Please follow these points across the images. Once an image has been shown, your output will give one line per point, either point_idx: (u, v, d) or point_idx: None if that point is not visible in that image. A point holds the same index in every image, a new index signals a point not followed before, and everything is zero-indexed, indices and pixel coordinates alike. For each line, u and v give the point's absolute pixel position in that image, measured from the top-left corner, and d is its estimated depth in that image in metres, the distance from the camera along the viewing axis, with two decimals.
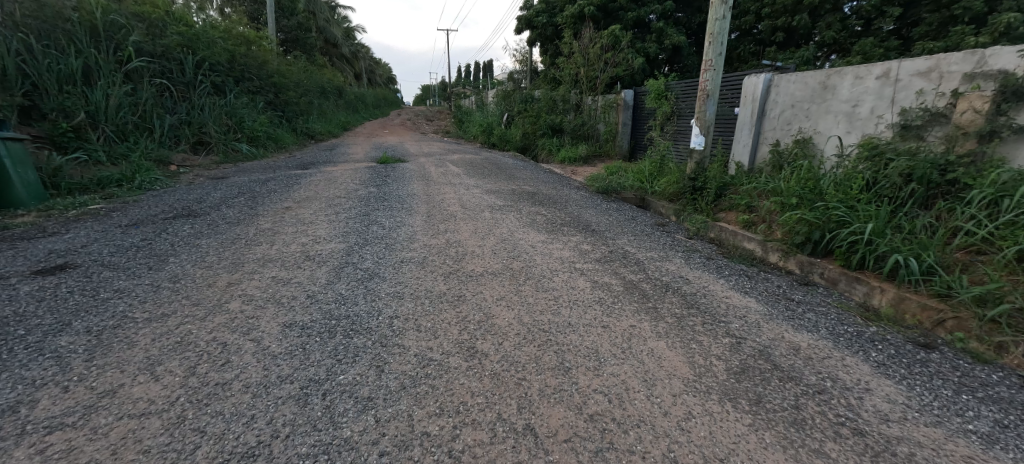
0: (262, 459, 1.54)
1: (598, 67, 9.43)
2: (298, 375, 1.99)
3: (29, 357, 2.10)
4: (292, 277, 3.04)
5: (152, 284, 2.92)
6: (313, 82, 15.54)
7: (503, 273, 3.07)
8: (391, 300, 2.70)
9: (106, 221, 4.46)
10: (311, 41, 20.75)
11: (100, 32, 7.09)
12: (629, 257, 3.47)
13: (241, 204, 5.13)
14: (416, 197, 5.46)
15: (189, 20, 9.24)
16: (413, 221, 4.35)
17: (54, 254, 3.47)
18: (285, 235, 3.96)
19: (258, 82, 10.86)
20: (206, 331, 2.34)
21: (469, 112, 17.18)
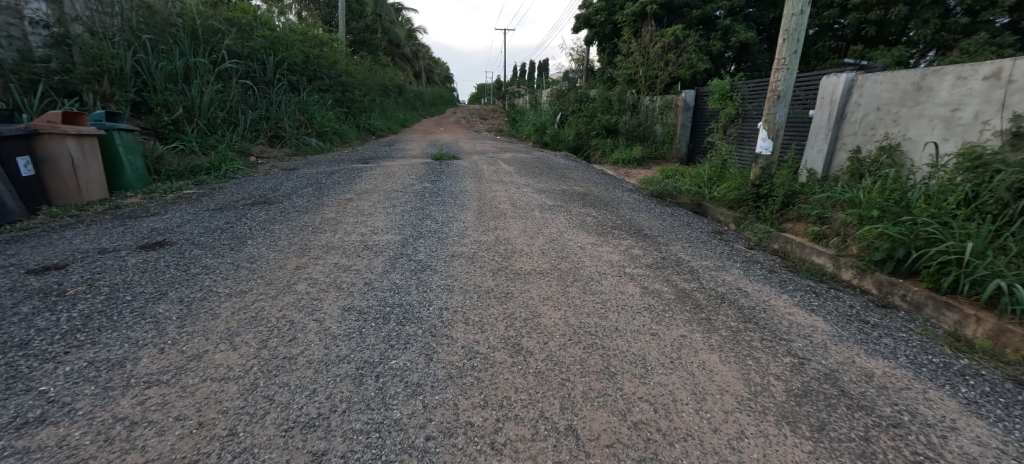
0: (321, 430, 1.66)
1: (658, 66, 9.13)
2: (354, 356, 2.11)
3: (134, 320, 2.39)
4: (351, 264, 3.23)
5: (233, 263, 3.21)
6: (377, 81, 16.30)
7: (550, 273, 3.07)
8: (441, 292, 2.79)
9: (196, 204, 4.95)
10: (377, 42, 21.77)
11: (199, 36, 7.88)
12: (682, 264, 3.36)
13: (309, 193, 5.49)
14: (468, 193, 5.58)
15: (273, 23, 10.03)
16: (465, 218, 4.46)
17: (154, 232, 3.92)
18: (347, 224, 4.20)
19: (328, 81, 11.56)
20: (276, 309, 2.55)
21: (523, 111, 17.27)
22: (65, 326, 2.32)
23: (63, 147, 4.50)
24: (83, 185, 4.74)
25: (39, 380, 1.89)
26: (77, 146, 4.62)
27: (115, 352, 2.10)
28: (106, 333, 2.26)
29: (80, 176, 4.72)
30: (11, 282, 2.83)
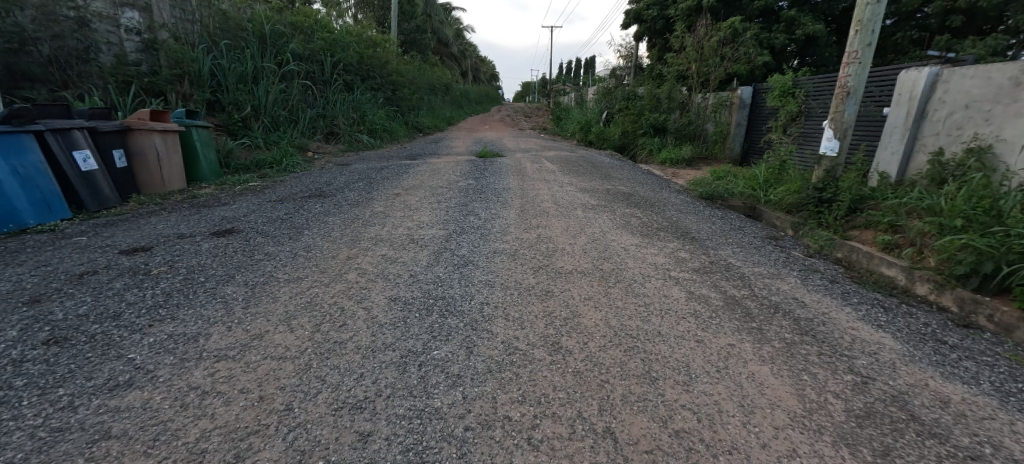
0: (367, 412, 1.73)
1: (712, 63, 8.72)
2: (399, 345, 2.18)
3: (207, 299, 2.60)
4: (398, 256, 3.34)
5: (291, 250, 3.41)
6: (425, 80, 16.71)
7: (592, 273, 3.04)
8: (483, 287, 2.82)
9: (259, 195, 5.28)
10: (426, 42, 22.25)
11: (267, 38, 8.41)
12: (733, 270, 3.22)
13: (361, 187, 5.72)
14: (511, 191, 5.61)
15: (331, 25, 10.52)
16: (507, 215, 4.49)
17: (223, 219, 4.23)
18: (394, 218, 4.33)
19: (381, 80, 11.99)
20: (328, 296, 2.68)
21: (567, 109, 17.12)
22: (150, 301, 2.57)
23: (150, 142, 4.94)
24: (166, 176, 5.20)
25: (129, 348, 2.11)
26: (162, 140, 5.08)
27: (191, 327, 2.29)
28: (184, 309, 2.48)
29: (163, 167, 5.18)
30: (105, 261, 3.15)
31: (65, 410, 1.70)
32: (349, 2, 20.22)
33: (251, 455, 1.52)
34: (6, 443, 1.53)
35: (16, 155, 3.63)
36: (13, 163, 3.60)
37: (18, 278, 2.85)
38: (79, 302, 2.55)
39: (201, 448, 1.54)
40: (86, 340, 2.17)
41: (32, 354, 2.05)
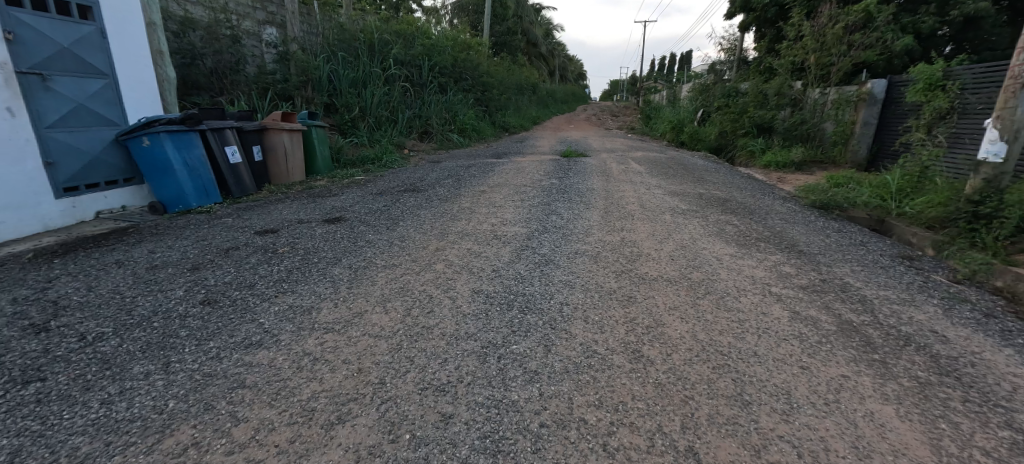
0: (449, 396, 1.83)
1: (837, 52, 7.59)
2: (481, 336, 2.27)
3: (319, 277, 2.93)
4: (482, 251, 3.46)
5: (388, 240, 3.70)
6: (513, 80, 17.03)
7: (679, 281, 2.90)
8: (562, 287, 2.82)
9: (362, 189, 5.78)
10: (516, 43, 22.64)
11: (375, 45, 9.18)
12: (848, 291, 2.86)
13: (451, 184, 6.00)
14: (595, 192, 5.52)
15: (431, 31, 11.17)
16: (590, 216, 4.43)
17: (333, 209, 4.69)
18: (479, 214, 4.49)
19: (473, 80, 12.46)
20: (419, 283, 2.86)
21: (659, 107, 16.37)
22: (276, 275, 2.96)
23: (280, 140, 5.64)
24: (290, 170, 5.90)
25: (259, 312, 2.48)
26: (289, 138, 5.76)
27: (307, 300, 2.61)
28: (302, 285, 2.82)
29: (289, 162, 5.88)
30: (243, 239, 3.68)
31: (213, 359, 2.06)
32: (446, 9, 21.30)
33: (350, 420, 1.69)
34: (174, 380, 1.91)
35: (187, 150, 4.43)
36: (184, 156, 4.41)
37: (183, 249, 3.45)
38: (225, 271, 3.03)
39: (311, 407, 1.76)
40: (229, 303, 2.59)
41: (193, 311, 2.50)
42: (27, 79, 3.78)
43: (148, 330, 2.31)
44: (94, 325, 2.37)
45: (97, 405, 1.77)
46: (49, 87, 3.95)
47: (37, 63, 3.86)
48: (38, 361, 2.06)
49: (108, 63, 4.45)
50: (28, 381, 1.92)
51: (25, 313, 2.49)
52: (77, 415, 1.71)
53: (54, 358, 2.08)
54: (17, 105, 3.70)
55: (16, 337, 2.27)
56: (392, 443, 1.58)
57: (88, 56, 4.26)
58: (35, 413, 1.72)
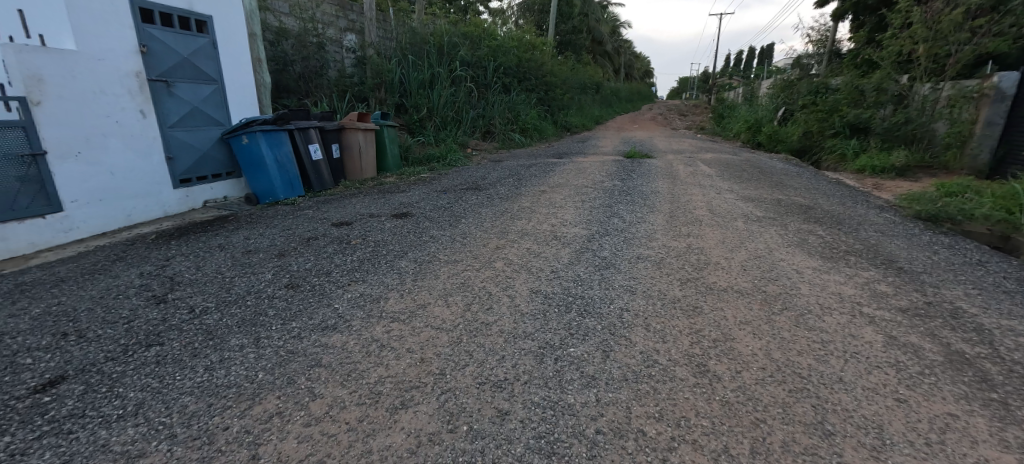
0: (506, 393, 1.85)
1: (955, 40, 6.62)
2: (538, 336, 2.27)
3: (387, 269, 3.08)
4: (542, 251, 3.46)
5: (451, 236, 3.80)
6: (577, 79, 16.84)
7: (751, 294, 2.71)
8: (623, 292, 2.75)
9: (428, 186, 6.00)
10: (581, 42, 22.37)
11: (444, 47, 9.49)
12: (956, 316, 2.52)
13: (513, 183, 6.05)
14: (660, 195, 5.31)
15: (497, 32, 11.34)
16: (654, 220, 4.27)
17: (401, 205, 4.90)
18: (540, 214, 4.49)
19: (537, 80, 12.48)
20: (478, 280, 2.92)
21: (734, 106, 15.42)
22: (350, 265, 3.16)
23: (356, 139, 6.01)
24: (364, 167, 6.26)
25: (334, 298, 2.66)
26: (363, 137, 6.11)
27: (376, 290, 2.76)
28: (371, 275, 2.99)
29: (363, 160, 6.24)
30: (321, 230, 3.96)
31: (295, 337, 2.24)
32: (513, 11, 21.52)
33: (412, 406, 1.77)
34: (263, 354, 2.11)
35: (277, 147, 4.88)
36: (274, 152, 4.86)
37: (271, 237, 3.79)
38: (306, 259, 3.28)
39: (378, 390, 1.86)
40: (309, 288, 2.80)
41: (279, 292, 2.74)
42: (155, 85, 4.33)
43: (242, 307, 2.57)
44: (200, 300, 2.68)
45: (202, 370, 2.01)
46: (172, 92, 4.49)
47: (163, 71, 4.41)
48: (158, 328, 2.37)
49: (218, 70, 4.96)
50: (151, 345, 2.22)
51: (147, 286, 2.88)
52: (187, 378, 1.95)
53: (169, 327, 2.38)
54: (148, 108, 4.26)
55: (141, 305, 2.63)
56: (450, 433, 1.63)
57: (202, 64, 4.79)
58: (154, 373, 2.00)
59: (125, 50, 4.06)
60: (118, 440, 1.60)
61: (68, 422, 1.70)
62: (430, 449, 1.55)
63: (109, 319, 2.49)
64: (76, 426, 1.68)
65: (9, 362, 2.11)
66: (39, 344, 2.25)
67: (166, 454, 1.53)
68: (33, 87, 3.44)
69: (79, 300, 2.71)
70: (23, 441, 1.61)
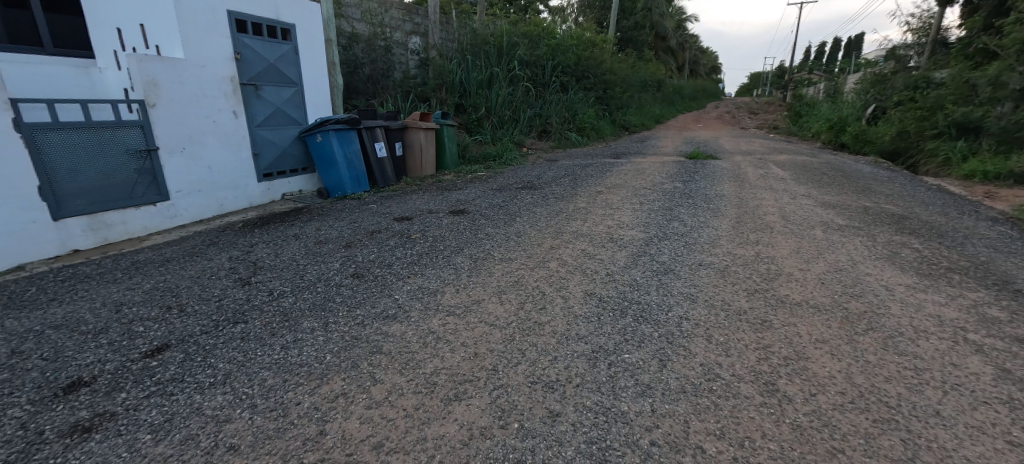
0: (557, 394, 1.83)
1: None
2: (591, 339, 2.23)
3: (444, 264, 3.17)
4: (597, 253, 3.39)
5: (505, 234, 3.83)
6: (638, 78, 16.34)
7: (827, 309, 2.49)
8: (682, 300, 2.63)
9: (484, 184, 6.08)
10: (643, 38, 21.67)
11: (503, 48, 9.59)
12: None
13: (568, 183, 5.99)
14: (726, 198, 5.03)
15: (557, 31, 11.28)
16: (718, 225, 4.04)
17: (458, 202, 5.00)
18: (596, 215, 4.41)
19: (597, 78, 12.25)
20: (532, 279, 2.92)
21: (813, 104, 14.24)
22: (409, 258, 3.28)
23: (418, 138, 6.23)
24: (425, 165, 6.47)
25: (395, 289, 2.77)
26: (425, 136, 6.31)
27: (433, 283, 2.84)
28: (429, 269, 3.08)
29: (424, 158, 6.45)
30: (384, 224, 4.14)
31: (359, 324, 2.36)
32: (573, 8, 21.26)
33: (465, 399, 1.80)
34: (331, 338, 2.24)
35: (346, 144, 5.18)
36: (344, 150, 5.16)
37: (339, 229, 4.02)
38: (370, 251, 3.45)
39: (433, 380, 1.91)
40: (372, 278, 2.94)
41: (346, 281, 2.91)
42: (246, 88, 4.73)
43: (314, 293, 2.75)
44: (278, 284, 2.90)
45: (279, 348, 2.17)
46: (260, 95, 4.88)
47: (253, 75, 4.80)
48: (243, 307, 2.60)
49: (299, 73, 5.32)
50: (237, 322, 2.44)
51: (234, 269, 3.16)
52: (266, 354, 2.12)
53: (252, 307, 2.60)
54: (239, 109, 4.66)
55: (230, 286, 2.89)
56: (502, 429, 1.64)
57: (285, 68, 5.16)
58: (240, 347, 2.19)
59: (223, 57, 4.48)
60: (209, 405, 1.79)
61: (170, 385, 1.92)
62: (481, 443, 1.58)
63: (204, 296, 2.76)
64: (177, 389, 1.90)
65: (126, 329, 2.41)
66: (149, 315, 2.55)
67: (247, 421, 1.68)
68: (149, 91, 3.90)
69: (179, 279, 3.03)
70: (136, 398, 1.85)
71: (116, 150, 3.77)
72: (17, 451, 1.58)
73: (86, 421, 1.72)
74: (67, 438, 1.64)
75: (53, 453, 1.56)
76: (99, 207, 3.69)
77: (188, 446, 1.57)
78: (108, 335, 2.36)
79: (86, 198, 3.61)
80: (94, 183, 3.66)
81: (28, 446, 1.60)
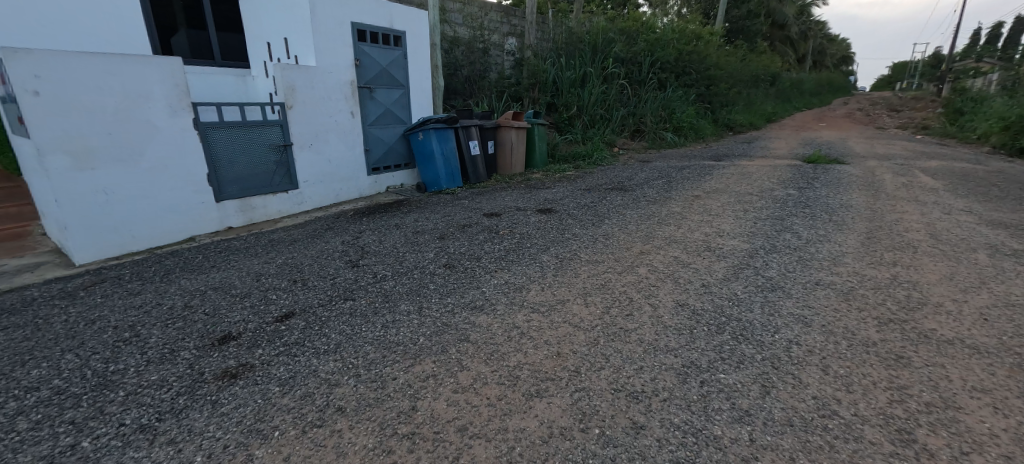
0: (642, 406, 1.74)
1: None
2: (681, 352, 2.09)
3: (530, 261, 3.18)
4: (691, 262, 3.17)
5: (593, 236, 3.74)
6: (748, 72, 14.96)
7: (985, 353, 2.06)
8: (791, 321, 2.35)
9: (573, 184, 6.02)
10: (756, 28, 19.76)
11: (598, 45, 9.39)
12: None
13: (663, 186, 5.68)
14: (852, 210, 4.40)
15: (657, 26, 10.76)
16: (840, 240, 3.55)
17: (546, 201, 5.01)
18: (691, 221, 4.12)
19: (700, 73, 11.45)
20: (619, 283, 2.82)
21: (977, 100, 11.87)
22: (497, 254, 3.35)
23: (509, 137, 6.35)
24: (515, 163, 6.56)
25: (482, 282, 2.85)
26: (516, 135, 6.40)
27: (519, 280, 2.87)
28: (516, 265, 3.12)
29: (514, 156, 6.54)
30: (475, 219, 4.28)
31: (448, 312, 2.47)
32: None
33: (546, 397, 1.79)
34: (425, 321, 2.37)
35: (444, 141, 5.46)
36: (441, 146, 5.45)
37: (434, 222, 4.24)
38: (461, 244, 3.59)
39: (516, 374, 1.93)
40: (462, 269, 3.06)
41: (439, 270, 3.06)
42: (362, 91, 5.20)
43: (411, 279, 2.94)
44: (380, 268, 3.15)
45: (381, 326, 2.35)
46: (373, 96, 5.33)
47: (369, 79, 5.26)
48: (352, 286, 2.86)
49: (407, 76, 5.71)
50: (347, 298, 2.70)
51: (345, 252, 3.49)
52: (370, 330, 2.31)
53: (359, 286, 2.85)
54: (356, 110, 5.13)
55: (341, 267, 3.20)
56: (582, 432, 1.60)
57: (396, 72, 5.57)
58: (349, 321, 2.42)
59: (346, 64, 4.97)
60: (324, 368, 2.00)
61: (296, 347, 2.18)
62: (561, 443, 1.56)
63: (320, 273, 3.09)
64: (300, 351, 2.15)
65: (264, 295, 2.79)
66: (280, 285, 2.93)
67: (353, 388, 1.85)
68: (288, 95, 4.47)
69: (301, 257, 3.42)
70: (269, 354, 2.14)
71: (263, 145, 4.36)
72: (187, 385, 1.94)
73: (233, 369, 2.04)
74: (219, 380, 1.96)
75: (210, 392, 1.88)
76: (247, 193, 4.31)
77: (307, 402, 1.78)
78: (250, 299, 2.75)
79: (239, 185, 4.24)
80: (244, 172, 4.28)
81: (192, 383, 1.95)
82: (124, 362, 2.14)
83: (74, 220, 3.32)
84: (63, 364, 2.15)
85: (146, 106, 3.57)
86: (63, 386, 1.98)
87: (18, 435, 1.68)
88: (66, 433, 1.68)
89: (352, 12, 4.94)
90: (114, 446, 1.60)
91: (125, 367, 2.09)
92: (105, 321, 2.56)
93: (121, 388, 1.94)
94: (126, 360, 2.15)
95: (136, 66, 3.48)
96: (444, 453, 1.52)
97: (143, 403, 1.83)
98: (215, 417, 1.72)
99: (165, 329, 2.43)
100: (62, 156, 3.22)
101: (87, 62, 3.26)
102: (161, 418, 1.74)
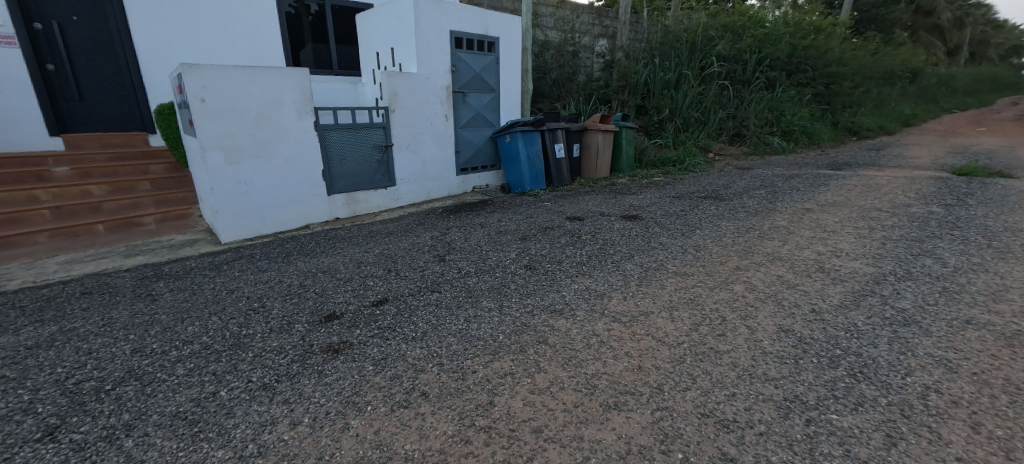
0: (733, 436, 1.59)
1: None
2: (781, 384, 1.87)
3: (613, 269, 3.07)
4: (799, 283, 2.83)
5: (683, 247, 3.51)
6: (880, 67, 13.06)
7: None
8: (925, 362, 2.00)
9: (662, 190, 5.73)
10: (894, 16, 17.22)
11: (696, 45, 8.82)
12: None
13: (765, 196, 5.17)
14: (1017, 235, 3.62)
15: (767, 20, 9.83)
16: (1001, 271, 2.94)
17: (632, 207, 4.81)
18: (801, 237, 3.69)
19: (818, 71, 10.24)
20: (710, 300, 2.61)
21: None
22: (578, 259, 3.28)
23: (595, 140, 6.21)
24: (600, 168, 6.39)
25: (563, 286, 2.81)
26: (603, 139, 6.24)
27: (601, 287, 2.79)
28: (597, 271, 3.04)
29: (599, 160, 6.38)
30: (557, 222, 4.25)
31: (528, 313, 2.47)
32: None
33: (625, 411, 1.71)
34: (504, 320, 2.40)
35: (530, 143, 5.52)
36: (527, 149, 5.51)
37: (517, 223, 4.28)
38: (543, 246, 3.58)
39: (594, 383, 1.87)
40: (543, 272, 3.04)
41: (520, 271, 3.08)
42: (456, 95, 5.43)
43: (493, 277, 2.99)
44: (465, 264, 3.25)
45: (463, 320, 2.42)
46: (466, 100, 5.53)
47: (463, 83, 5.47)
48: (438, 279, 2.99)
49: (498, 80, 5.85)
50: (433, 290, 2.82)
51: (433, 247, 3.67)
52: (452, 323, 2.39)
53: (445, 280, 2.98)
54: (450, 113, 5.37)
55: (429, 260, 3.36)
56: (664, 454, 1.50)
57: (488, 76, 5.73)
58: (434, 312, 2.53)
59: (443, 69, 5.21)
60: (412, 354, 2.11)
61: (388, 331, 2.33)
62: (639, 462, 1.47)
63: (411, 265, 3.27)
64: (392, 335, 2.29)
65: (362, 281, 3.03)
66: (376, 273, 3.16)
67: (436, 376, 1.93)
68: (392, 99, 4.81)
69: (394, 249, 3.66)
70: (366, 335, 2.31)
71: (367, 145, 4.74)
72: (299, 354, 2.16)
73: (336, 344, 2.24)
74: (325, 353, 2.16)
75: (317, 362, 2.08)
76: (353, 188, 4.71)
77: (396, 383, 1.89)
78: (351, 283, 3.00)
79: (346, 181, 4.65)
80: (352, 169, 4.68)
81: (303, 353, 2.17)
82: (253, 328, 2.45)
83: (223, 206, 3.90)
84: (209, 324, 2.52)
85: (280, 111, 4.07)
86: (209, 342, 2.32)
87: (176, 378, 2.01)
88: (209, 382, 1.97)
89: (451, 19, 5.16)
90: (243, 398, 1.84)
91: (254, 332, 2.40)
92: (240, 291, 2.96)
93: (249, 350, 2.22)
94: (255, 326, 2.47)
95: (273, 75, 3.97)
96: (519, 452, 1.51)
97: (266, 364, 2.08)
98: (321, 385, 1.90)
99: (284, 303, 2.75)
100: (217, 152, 3.78)
101: (239, 73, 3.78)
102: (279, 379, 1.95)
